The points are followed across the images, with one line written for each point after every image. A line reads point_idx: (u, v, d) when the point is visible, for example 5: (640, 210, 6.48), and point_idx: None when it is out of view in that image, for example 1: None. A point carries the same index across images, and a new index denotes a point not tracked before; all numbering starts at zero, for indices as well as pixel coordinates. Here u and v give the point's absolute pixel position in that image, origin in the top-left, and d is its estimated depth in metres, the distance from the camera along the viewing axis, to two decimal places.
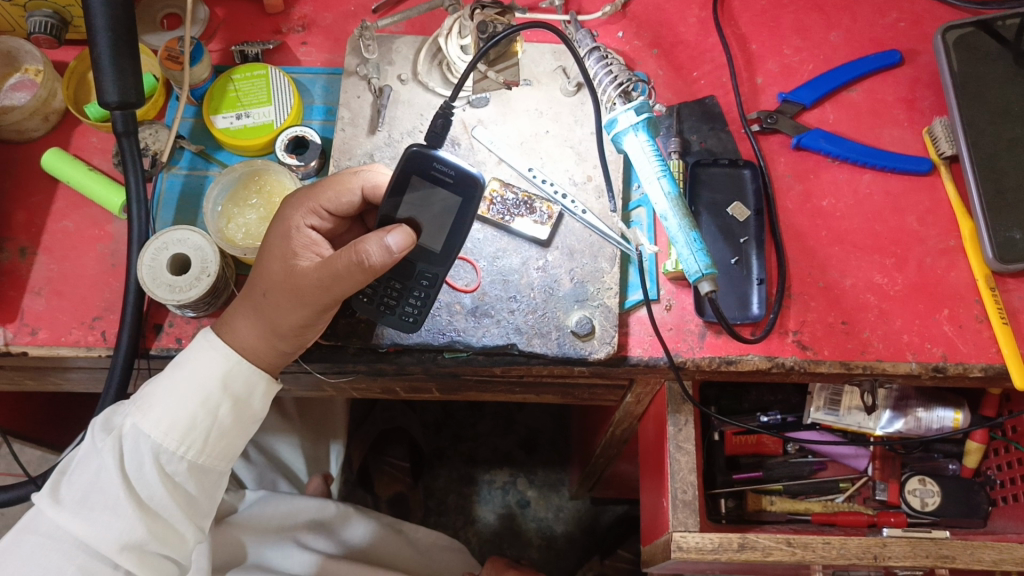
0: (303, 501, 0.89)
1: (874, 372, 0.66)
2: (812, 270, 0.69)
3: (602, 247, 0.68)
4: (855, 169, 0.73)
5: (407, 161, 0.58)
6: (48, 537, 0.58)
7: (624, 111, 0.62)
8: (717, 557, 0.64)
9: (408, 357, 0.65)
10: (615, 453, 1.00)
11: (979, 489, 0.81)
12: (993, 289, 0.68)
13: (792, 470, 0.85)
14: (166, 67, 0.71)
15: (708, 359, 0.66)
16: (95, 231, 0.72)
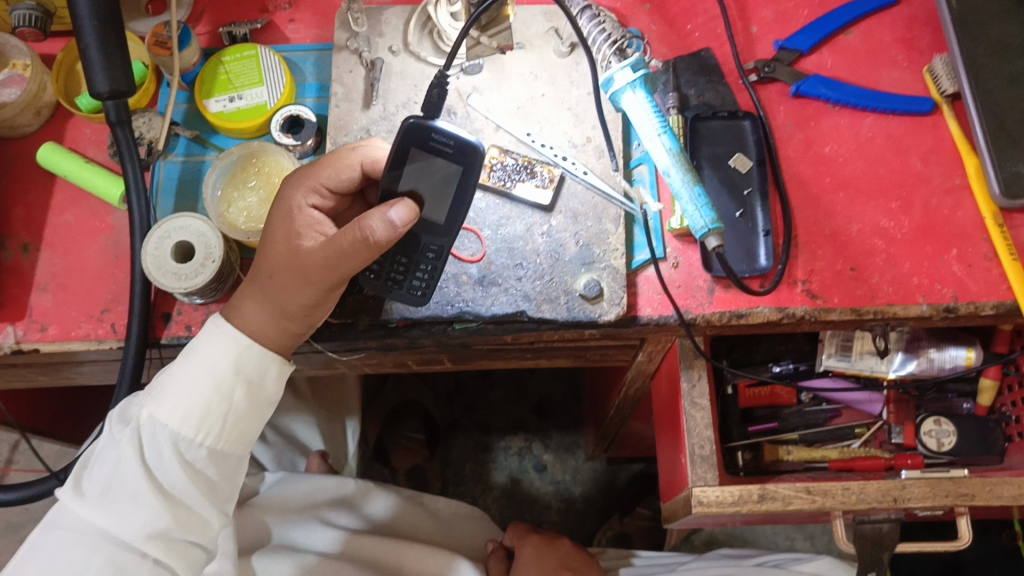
0: (322, 479, 0.91)
1: (885, 316, 0.66)
2: (817, 218, 0.69)
3: (605, 208, 0.67)
4: (856, 113, 0.73)
5: (405, 133, 0.57)
6: (74, 531, 0.58)
7: (621, 69, 0.61)
8: (738, 509, 0.64)
9: (418, 330, 0.66)
10: (629, 412, 1.01)
11: (995, 426, 0.81)
12: (1002, 225, 0.67)
13: (807, 419, 0.86)
14: (154, 54, 0.70)
15: (719, 314, 0.66)
16: (96, 223, 0.72)
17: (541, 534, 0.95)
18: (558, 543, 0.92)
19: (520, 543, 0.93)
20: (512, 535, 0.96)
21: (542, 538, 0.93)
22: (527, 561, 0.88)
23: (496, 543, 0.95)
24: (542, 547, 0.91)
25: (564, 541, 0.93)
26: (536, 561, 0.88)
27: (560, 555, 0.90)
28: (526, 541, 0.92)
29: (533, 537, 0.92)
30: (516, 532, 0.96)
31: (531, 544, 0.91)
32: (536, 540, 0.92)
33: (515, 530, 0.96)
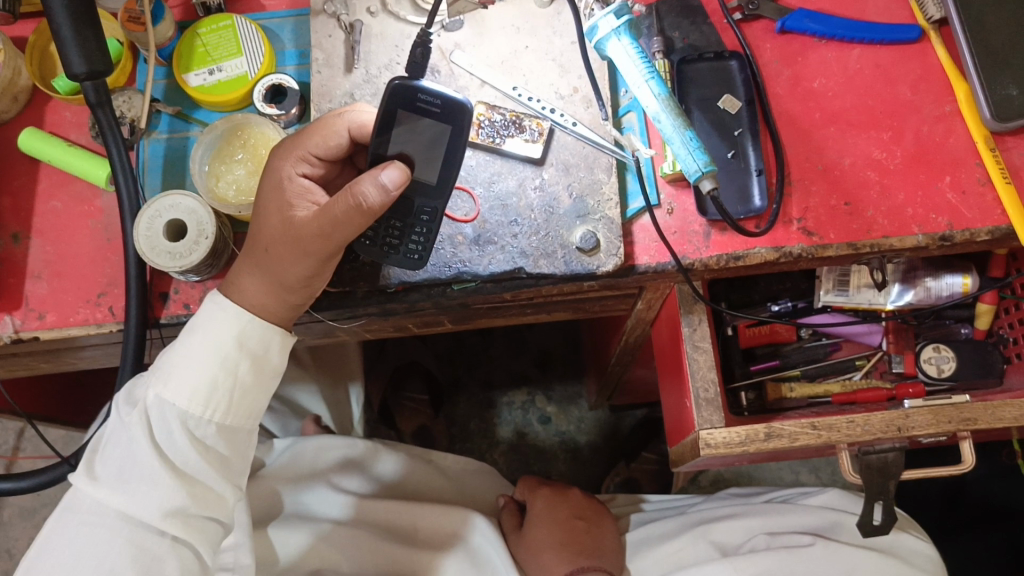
0: (332, 439, 0.91)
1: (882, 249, 0.66)
2: (809, 154, 0.68)
3: (597, 158, 0.67)
4: (842, 45, 0.72)
5: (391, 96, 0.57)
6: (92, 514, 0.58)
7: (603, 17, 0.61)
8: (745, 449, 0.65)
9: (417, 294, 0.66)
10: (630, 359, 1.01)
11: (993, 349, 0.81)
12: (993, 149, 0.67)
13: (807, 355, 0.86)
14: (128, 30, 0.68)
15: (716, 257, 0.66)
16: (85, 207, 0.71)
17: (551, 484, 0.96)
18: (568, 495, 0.93)
19: (531, 496, 0.94)
20: (524, 489, 0.96)
21: (552, 489, 0.94)
22: (539, 514, 0.89)
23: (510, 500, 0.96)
24: (554, 498, 0.92)
25: (575, 491, 0.95)
26: (547, 515, 0.89)
27: (572, 504, 0.91)
28: (537, 495, 0.93)
29: (544, 489, 0.93)
30: (527, 486, 0.96)
31: (542, 495, 0.92)
32: (547, 493, 0.92)
33: (526, 484, 0.97)
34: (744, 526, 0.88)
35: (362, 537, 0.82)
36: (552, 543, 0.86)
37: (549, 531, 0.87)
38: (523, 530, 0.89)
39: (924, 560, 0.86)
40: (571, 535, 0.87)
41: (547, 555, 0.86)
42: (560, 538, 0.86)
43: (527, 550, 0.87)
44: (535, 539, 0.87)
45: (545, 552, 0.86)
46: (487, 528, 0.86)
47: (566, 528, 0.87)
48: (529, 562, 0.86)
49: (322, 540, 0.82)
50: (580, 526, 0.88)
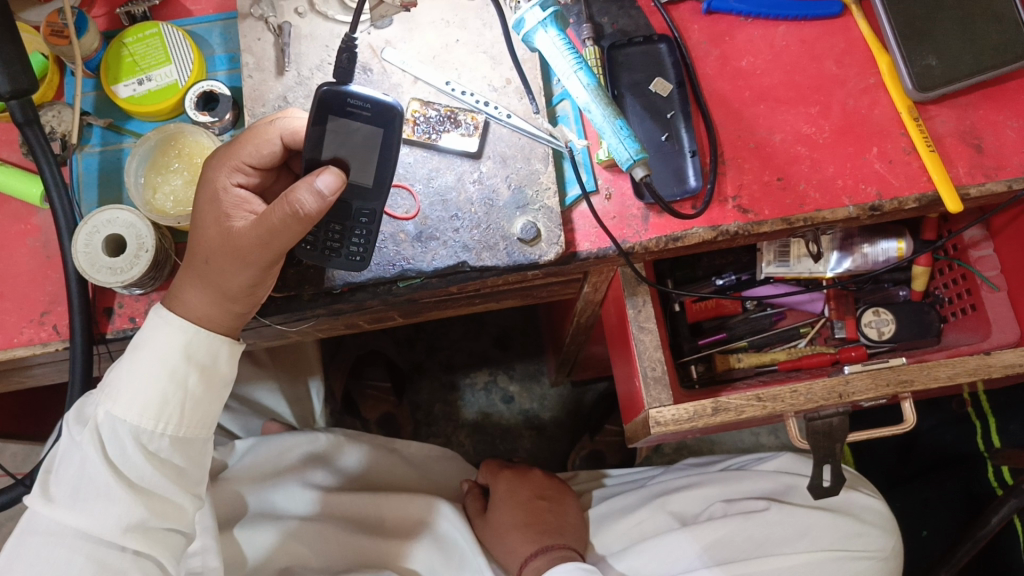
0: (293, 437, 0.89)
1: (814, 222, 0.67)
2: (740, 133, 0.70)
3: (533, 148, 0.67)
4: (768, 23, 0.73)
5: (321, 102, 0.57)
6: (51, 534, 0.58)
7: (530, 9, 0.62)
8: (694, 424, 0.66)
9: (364, 293, 0.66)
10: (585, 338, 1.03)
11: (930, 309, 0.85)
12: (917, 119, 0.69)
13: (753, 325, 0.89)
14: (51, 44, 0.68)
15: (655, 240, 0.67)
16: (20, 226, 0.71)
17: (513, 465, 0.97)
18: (529, 475, 0.94)
19: (492, 480, 0.95)
20: (486, 471, 0.97)
21: (513, 469, 0.95)
22: (502, 496, 0.90)
23: (475, 486, 0.96)
24: (516, 478, 0.93)
25: (537, 471, 0.96)
26: (509, 497, 0.90)
27: (534, 484, 0.93)
28: (498, 478, 0.94)
29: (506, 472, 0.94)
30: (489, 471, 0.97)
31: (502, 478, 0.94)
32: (508, 475, 0.93)
33: (490, 466, 0.97)
34: (701, 495, 0.90)
35: (330, 531, 0.82)
36: (514, 523, 0.88)
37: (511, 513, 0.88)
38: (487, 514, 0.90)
39: (875, 515, 0.89)
40: (534, 515, 0.88)
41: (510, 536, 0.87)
42: (523, 519, 0.87)
43: (490, 531, 0.89)
44: (498, 520, 0.88)
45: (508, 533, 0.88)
46: (452, 513, 0.87)
47: (528, 505, 0.89)
48: (494, 544, 0.88)
49: (290, 538, 0.81)
50: (543, 506, 0.90)
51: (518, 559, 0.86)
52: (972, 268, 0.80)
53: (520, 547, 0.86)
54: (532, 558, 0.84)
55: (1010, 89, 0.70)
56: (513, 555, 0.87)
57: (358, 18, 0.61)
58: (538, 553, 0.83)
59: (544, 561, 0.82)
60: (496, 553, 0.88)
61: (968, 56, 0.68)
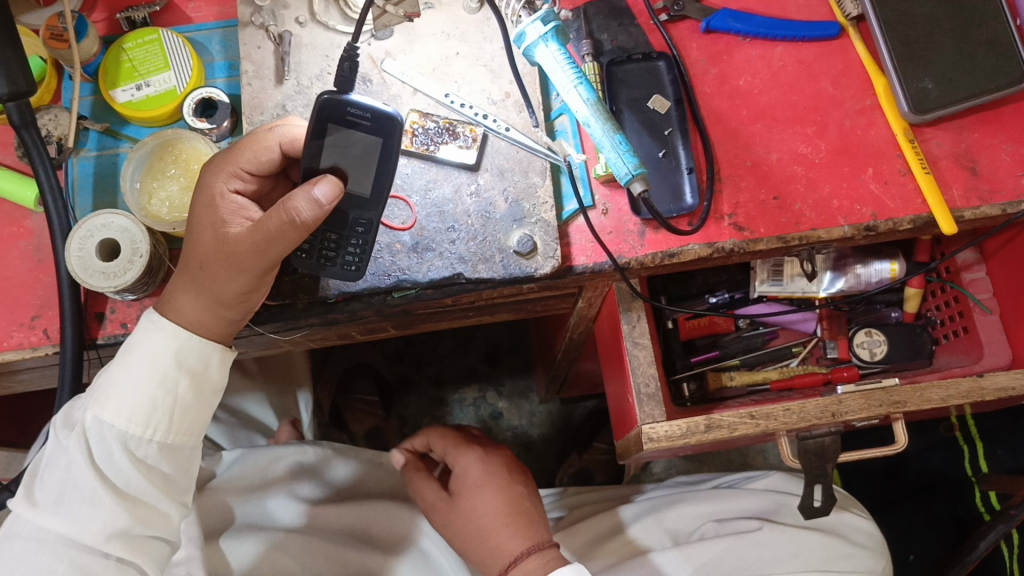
0: (281, 448, 0.88)
1: (810, 241, 0.68)
2: (737, 151, 0.70)
3: (531, 161, 0.67)
4: (767, 43, 0.74)
5: (322, 108, 0.57)
6: (33, 540, 0.56)
7: (531, 23, 0.63)
8: (687, 441, 0.66)
9: (358, 303, 0.66)
10: (576, 355, 1.02)
11: (922, 331, 0.86)
12: (912, 141, 0.70)
13: (746, 344, 0.89)
14: (51, 47, 0.67)
15: (651, 256, 0.67)
16: (13, 229, 0.70)
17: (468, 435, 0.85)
18: (494, 459, 0.81)
19: (454, 451, 0.82)
20: (431, 440, 0.85)
21: (476, 452, 0.81)
22: (469, 490, 0.77)
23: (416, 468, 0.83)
24: (488, 459, 0.80)
25: (501, 454, 0.83)
26: (480, 492, 0.77)
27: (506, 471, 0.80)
28: (465, 481, 0.78)
29: (470, 458, 0.80)
30: (434, 443, 0.84)
31: (470, 473, 0.79)
32: (478, 454, 0.81)
33: (435, 435, 0.85)
34: (692, 513, 0.90)
35: (315, 542, 0.80)
36: (492, 517, 0.75)
37: (491, 498, 0.76)
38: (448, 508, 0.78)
39: (865, 537, 0.89)
40: (515, 507, 0.76)
41: (490, 535, 0.74)
42: (505, 507, 0.75)
43: (461, 526, 0.75)
44: (474, 510, 0.76)
45: (482, 532, 0.74)
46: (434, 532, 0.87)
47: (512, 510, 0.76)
48: (465, 540, 0.75)
49: (275, 548, 0.79)
50: (523, 493, 0.78)
51: (499, 561, 0.73)
52: (965, 290, 0.80)
53: (502, 543, 0.73)
54: (519, 561, 0.71)
55: (1006, 113, 0.71)
56: (493, 559, 0.73)
57: (360, 27, 0.61)
58: (526, 555, 0.72)
59: (539, 566, 0.71)
60: (474, 555, 0.75)
61: (965, 80, 0.68)
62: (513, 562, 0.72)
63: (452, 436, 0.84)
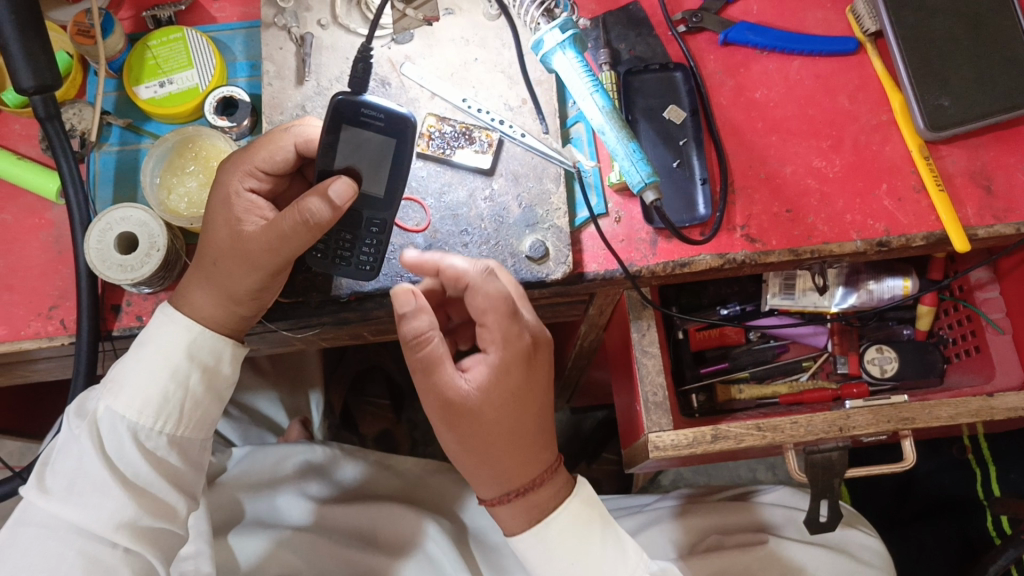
0: (291, 446, 0.89)
1: (821, 254, 0.68)
2: (751, 163, 0.70)
3: (545, 168, 0.68)
4: (784, 57, 0.74)
5: (336, 108, 0.58)
6: (44, 527, 0.57)
7: (549, 31, 0.63)
8: (693, 450, 0.66)
9: (371, 303, 0.66)
10: (587, 363, 1.02)
11: (933, 349, 0.86)
12: (927, 158, 0.70)
13: (756, 357, 0.89)
14: (77, 43, 0.69)
15: (663, 264, 0.67)
16: (35, 220, 0.71)
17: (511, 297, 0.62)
18: (532, 370, 0.63)
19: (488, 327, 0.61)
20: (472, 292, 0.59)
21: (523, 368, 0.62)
22: (496, 398, 0.61)
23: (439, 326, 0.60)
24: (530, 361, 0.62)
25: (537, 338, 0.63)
26: (507, 413, 0.62)
27: (536, 380, 0.63)
28: (498, 396, 0.61)
29: (511, 347, 0.61)
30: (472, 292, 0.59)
31: (502, 351, 0.61)
32: (522, 352, 0.61)
33: (481, 294, 0.59)
34: (698, 525, 0.90)
35: (322, 542, 0.80)
36: (514, 444, 0.63)
37: (517, 421, 0.62)
38: (471, 400, 0.61)
39: (872, 555, 0.88)
40: (537, 424, 0.64)
41: (506, 465, 0.63)
42: (528, 425, 0.63)
43: (474, 444, 0.63)
44: (497, 428, 0.62)
45: (498, 456, 0.63)
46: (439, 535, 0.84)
47: (536, 433, 0.64)
48: (471, 455, 0.63)
49: (281, 546, 0.80)
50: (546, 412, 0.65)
51: (509, 484, 0.64)
52: (978, 309, 0.80)
53: (517, 476, 0.64)
54: (531, 493, 0.64)
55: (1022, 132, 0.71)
56: (497, 479, 0.64)
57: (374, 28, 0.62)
58: (540, 486, 0.64)
59: (548, 499, 0.65)
60: (472, 465, 0.64)
61: (981, 99, 0.68)
62: (522, 493, 0.64)
63: (509, 320, 0.60)
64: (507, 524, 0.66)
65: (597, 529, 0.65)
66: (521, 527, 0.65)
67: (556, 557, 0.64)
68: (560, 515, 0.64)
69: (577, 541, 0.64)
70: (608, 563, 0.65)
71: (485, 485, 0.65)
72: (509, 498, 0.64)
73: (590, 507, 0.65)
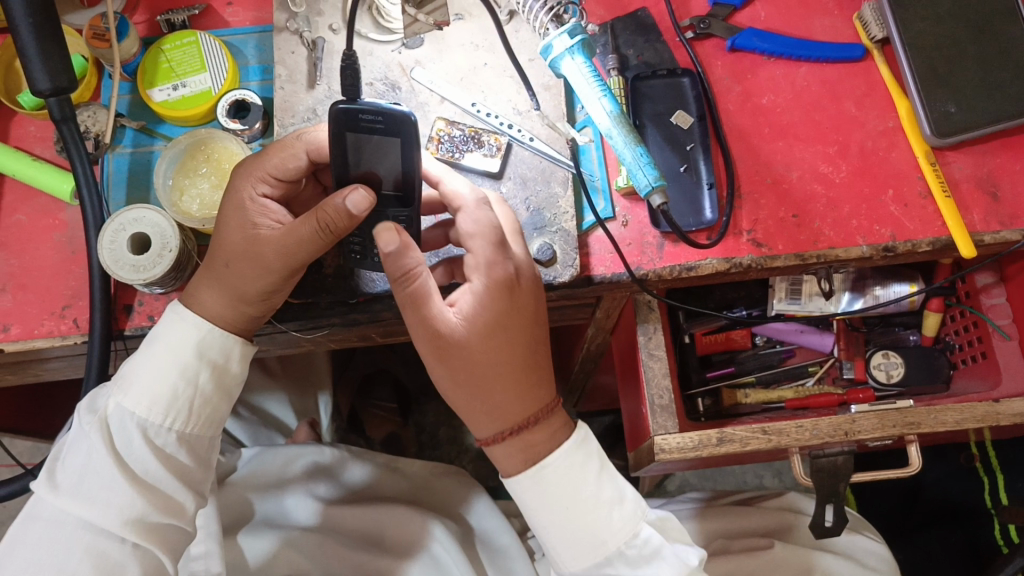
0: (300, 446, 0.89)
1: (827, 259, 0.68)
2: (758, 168, 0.71)
3: (553, 171, 0.69)
4: (791, 63, 0.74)
5: (337, 118, 0.57)
6: (53, 522, 0.58)
7: (557, 36, 0.62)
8: (698, 453, 0.67)
9: (380, 304, 0.67)
10: (594, 367, 1.03)
11: (940, 354, 0.86)
12: (933, 164, 0.70)
13: (762, 361, 0.89)
14: (92, 47, 0.70)
15: (669, 268, 0.68)
16: (49, 220, 0.72)
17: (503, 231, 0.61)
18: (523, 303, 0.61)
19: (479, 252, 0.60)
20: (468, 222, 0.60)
21: (506, 296, 0.60)
22: (485, 329, 0.60)
23: (425, 259, 0.58)
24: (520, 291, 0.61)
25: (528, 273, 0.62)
26: (496, 345, 0.60)
27: (528, 313, 0.61)
28: (484, 326, 0.60)
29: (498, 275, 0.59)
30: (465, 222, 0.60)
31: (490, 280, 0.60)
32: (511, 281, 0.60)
33: (472, 219, 0.60)
34: (704, 529, 0.90)
35: (329, 543, 0.81)
36: (506, 378, 0.61)
37: (507, 354, 0.61)
38: (458, 331, 0.59)
39: (878, 560, 0.89)
40: (530, 360, 0.62)
41: (498, 402, 0.61)
42: (521, 361, 0.61)
43: (464, 377, 0.60)
44: (488, 362, 0.60)
45: (491, 392, 0.61)
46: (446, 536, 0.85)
47: (526, 367, 0.62)
48: (463, 391, 0.61)
49: (288, 545, 0.81)
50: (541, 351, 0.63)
51: (502, 423, 0.62)
52: (984, 315, 0.80)
53: (512, 412, 0.62)
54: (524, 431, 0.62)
55: None
56: (489, 418, 0.62)
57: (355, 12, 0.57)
58: (534, 425, 0.62)
59: (544, 441, 0.62)
60: (465, 405, 0.62)
61: (987, 106, 0.69)
62: (517, 432, 0.62)
63: (496, 248, 0.60)
64: (503, 467, 0.63)
65: (591, 474, 0.62)
66: (517, 470, 0.63)
67: (549, 500, 0.62)
68: (556, 461, 0.62)
69: (572, 487, 0.61)
70: (606, 510, 0.62)
71: (479, 424, 0.62)
72: (503, 437, 0.62)
73: (585, 452, 0.63)
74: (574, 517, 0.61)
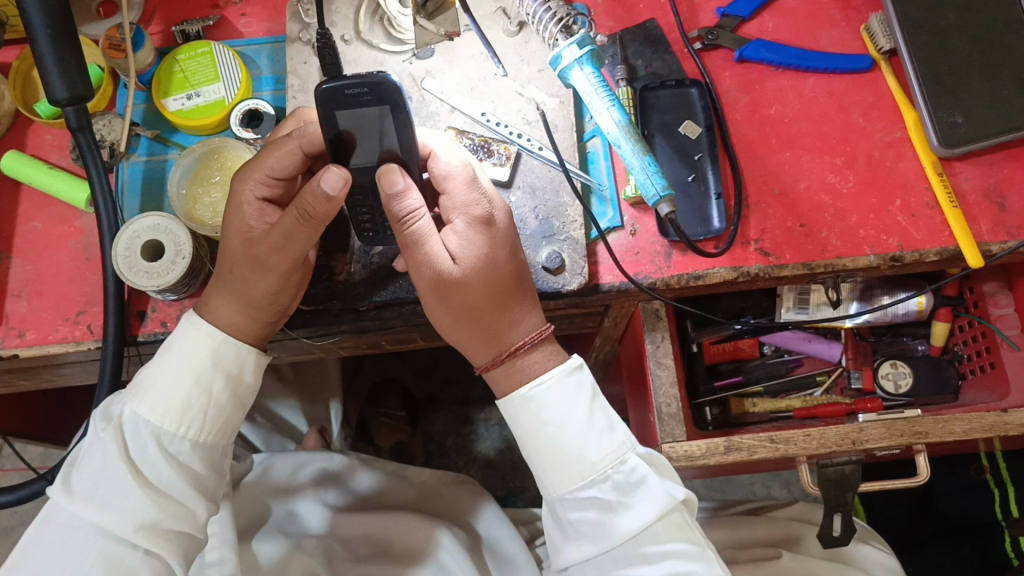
0: (312, 454, 0.90)
1: (835, 269, 0.68)
2: (766, 178, 0.71)
3: (562, 181, 0.69)
4: (799, 74, 0.75)
5: (321, 101, 0.56)
6: (68, 527, 0.59)
7: (567, 47, 0.64)
8: (707, 461, 0.67)
9: (389, 311, 0.68)
10: (602, 375, 1.03)
11: (948, 365, 0.86)
12: (941, 174, 0.70)
13: (770, 370, 0.90)
14: (110, 57, 0.71)
15: (677, 277, 0.68)
16: (65, 227, 0.73)
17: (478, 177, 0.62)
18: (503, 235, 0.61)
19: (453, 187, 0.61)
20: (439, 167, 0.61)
21: (488, 230, 0.61)
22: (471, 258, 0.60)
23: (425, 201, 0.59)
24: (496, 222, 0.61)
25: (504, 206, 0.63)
26: (483, 279, 0.61)
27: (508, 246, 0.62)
28: (477, 260, 0.60)
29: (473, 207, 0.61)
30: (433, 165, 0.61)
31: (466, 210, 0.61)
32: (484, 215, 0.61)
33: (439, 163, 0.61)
34: (713, 538, 0.90)
35: None
36: (493, 305, 0.61)
37: (493, 284, 0.61)
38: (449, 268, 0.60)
39: (886, 571, 0.88)
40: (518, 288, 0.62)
41: (491, 326, 0.62)
42: (507, 288, 0.62)
43: (464, 314, 0.61)
44: (475, 293, 0.61)
45: (485, 320, 0.62)
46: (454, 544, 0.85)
47: (513, 292, 0.62)
48: (462, 325, 0.62)
49: (297, 551, 0.81)
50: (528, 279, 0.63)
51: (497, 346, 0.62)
52: (992, 326, 0.80)
53: (506, 336, 0.62)
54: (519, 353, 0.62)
55: None
56: (487, 342, 0.63)
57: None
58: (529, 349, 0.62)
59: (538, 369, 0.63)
60: (464, 336, 0.63)
61: (993, 118, 0.69)
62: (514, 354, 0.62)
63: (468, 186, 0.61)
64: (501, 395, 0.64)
65: (583, 399, 0.62)
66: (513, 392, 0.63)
67: (537, 423, 0.61)
68: (543, 390, 0.61)
69: (561, 412, 0.61)
70: (595, 435, 0.61)
71: (477, 350, 0.63)
72: (499, 361, 0.62)
73: (578, 379, 0.62)
74: (559, 439, 0.61)
